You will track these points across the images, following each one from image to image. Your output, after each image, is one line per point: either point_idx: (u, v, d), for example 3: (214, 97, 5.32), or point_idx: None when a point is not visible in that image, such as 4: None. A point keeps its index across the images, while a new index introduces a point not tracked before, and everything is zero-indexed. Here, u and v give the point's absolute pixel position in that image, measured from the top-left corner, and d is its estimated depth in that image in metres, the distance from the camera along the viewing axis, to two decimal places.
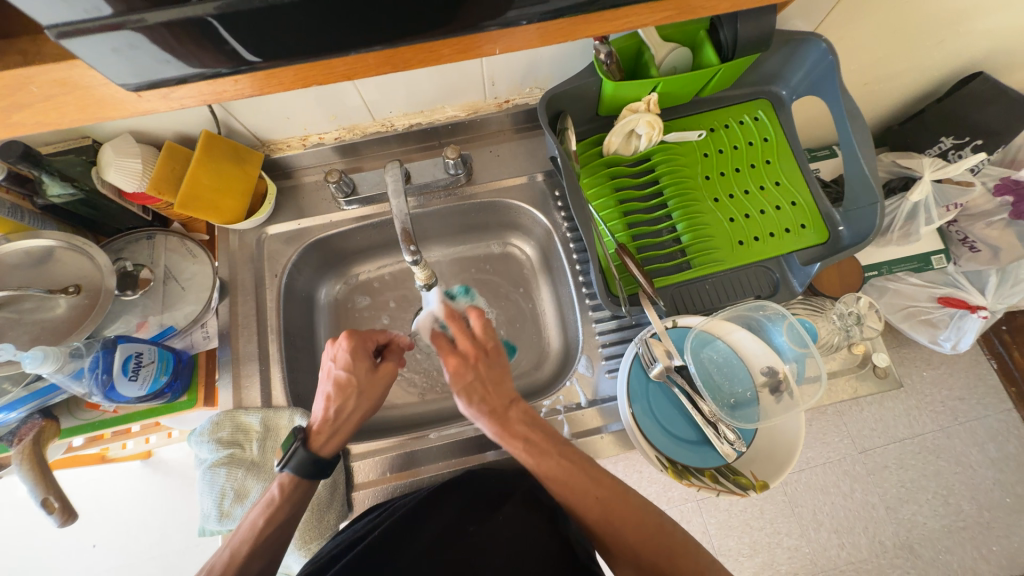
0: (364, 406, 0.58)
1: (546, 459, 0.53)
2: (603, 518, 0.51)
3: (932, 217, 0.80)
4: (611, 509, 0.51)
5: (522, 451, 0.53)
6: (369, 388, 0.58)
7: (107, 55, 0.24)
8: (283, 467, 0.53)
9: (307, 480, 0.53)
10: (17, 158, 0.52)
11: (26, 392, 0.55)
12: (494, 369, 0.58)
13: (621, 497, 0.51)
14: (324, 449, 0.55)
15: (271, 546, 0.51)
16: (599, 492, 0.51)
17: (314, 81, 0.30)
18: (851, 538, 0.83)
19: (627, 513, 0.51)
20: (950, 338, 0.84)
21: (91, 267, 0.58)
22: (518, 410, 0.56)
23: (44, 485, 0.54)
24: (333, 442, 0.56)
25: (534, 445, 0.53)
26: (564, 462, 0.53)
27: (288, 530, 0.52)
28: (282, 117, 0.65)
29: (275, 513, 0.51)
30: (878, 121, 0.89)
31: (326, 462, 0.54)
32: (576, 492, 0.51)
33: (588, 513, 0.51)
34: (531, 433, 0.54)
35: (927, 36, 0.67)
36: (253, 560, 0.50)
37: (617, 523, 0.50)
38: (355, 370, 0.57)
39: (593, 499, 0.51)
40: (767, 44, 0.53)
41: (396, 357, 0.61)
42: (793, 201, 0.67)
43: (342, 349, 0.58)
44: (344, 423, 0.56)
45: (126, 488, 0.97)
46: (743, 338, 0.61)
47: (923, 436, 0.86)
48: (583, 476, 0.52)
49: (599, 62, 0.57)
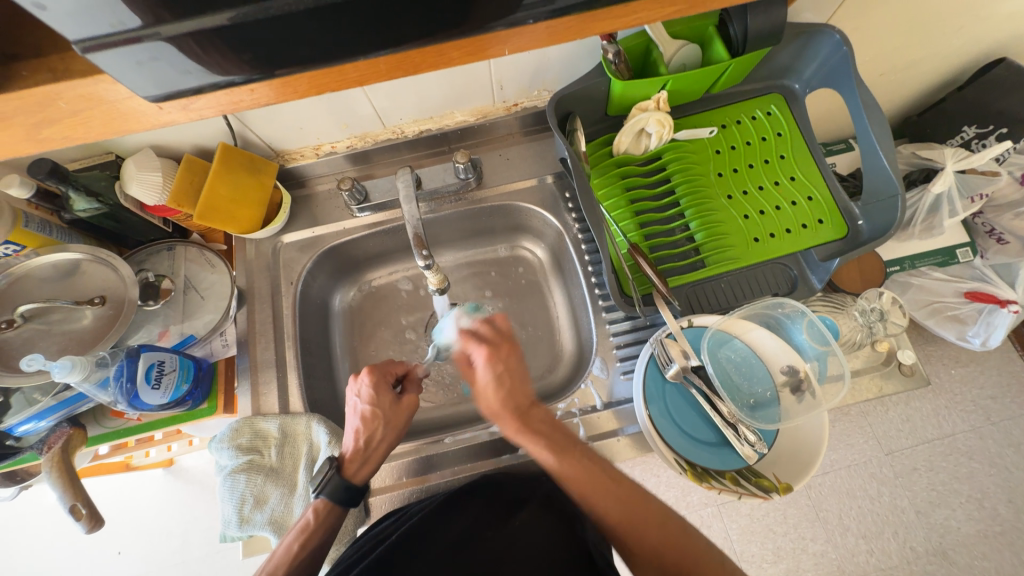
0: (393, 435, 0.58)
1: (568, 459, 0.52)
2: (626, 522, 0.49)
3: (956, 209, 0.79)
4: (631, 506, 0.50)
5: (543, 449, 0.53)
6: (396, 417, 0.58)
7: (130, 68, 0.25)
8: (320, 492, 0.54)
9: (342, 506, 0.54)
10: (45, 174, 0.53)
11: (55, 401, 0.57)
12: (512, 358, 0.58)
13: (641, 498, 0.51)
14: (361, 475, 0.56)
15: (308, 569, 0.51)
16: (621, 493, 0.51)
17: (327, 88, 0.31)
18: (880, 543, 0.80)
19: (648, 514, 0.50)
20: (979, 334, 0.81)
21: (115, 278, 0.60)
22: (540, 411, 0.56)
23: (73, 492, 0.56)
24: (365, 470, 0.56)
25: (556, 443, 0.53)
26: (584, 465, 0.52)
27: (324, 552, 0.52)
28: (295, 127, 0.66)
29: (307, 540, 0.52)
30: (894, 113, 0.87)
31: (359, 489, 0.55)
32: (601, 493, 0.50)
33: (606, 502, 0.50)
34: (553, 433, 0.54)
35: (947, 24, 0.65)
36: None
37: (639, 527, 0.49)
38: (379, 402, 0.58)
39: (614, 498, 0.50)
40: (779, 37, 0.52)
41: (416, 388, 0.62)
42: (809, 195, 0.65)
43: (365, 385, 0.59)
44: (375, 452, 0.57)
45: (149, 495, 0.99)
46: (762, 337, 0.60)
47: (952, 437, 0.83)
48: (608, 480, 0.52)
49: (608, 63, 0.57)
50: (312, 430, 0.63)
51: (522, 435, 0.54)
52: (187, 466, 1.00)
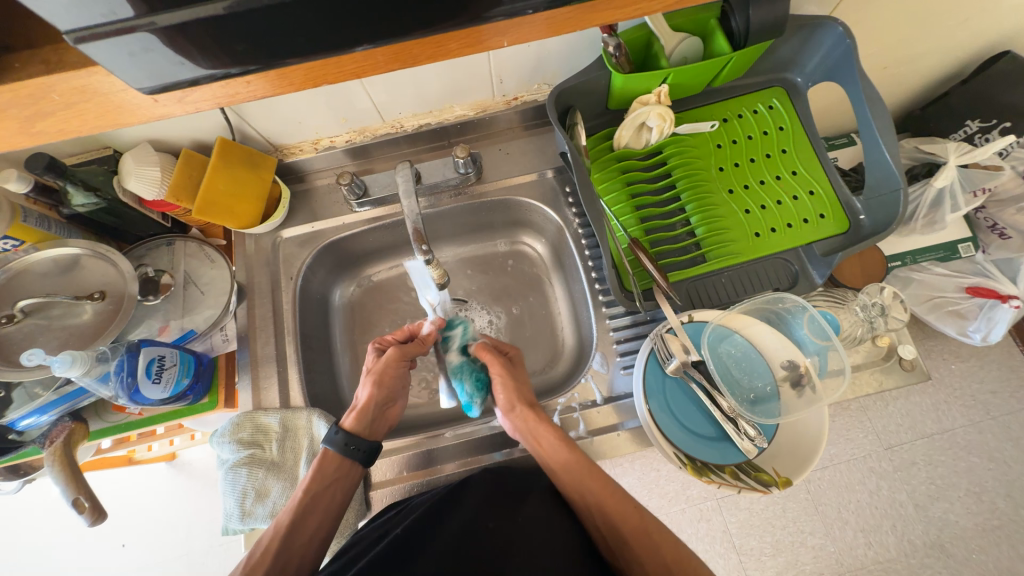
0: (372, 385, 0.60)
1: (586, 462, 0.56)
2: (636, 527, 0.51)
3: (958, 203, 0.78)
4: (649, 535, 0.51)
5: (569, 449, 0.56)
6: (374, 367, 0.61)
7: (124, 60, 0.24)
8: (323, 443, 0.57)
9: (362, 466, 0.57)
10: (43, 169, 0.53)
11: (55, 396, 0.57)
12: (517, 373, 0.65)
13: (661, 526, 0.51)
14: (357, 429, 0.59)
15: (317, 513, 0.54)
16: (632, 506, 0.53)
17: (323, 81, 0.31)
18: (878, 537, 0.80)
19: (667, 542, 0.50)
20: (981, 329, 0.81)
21: (114, 273, 0.60)
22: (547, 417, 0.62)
23: (74, 486, 0.56)
24: (350, 415, 0.59)
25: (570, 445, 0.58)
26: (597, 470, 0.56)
27: (331, 503, 0.55)
28: (294, 121, 0.66)
29: (309, 488, 0.55)
30: (897, 106, 0.86)
31: (353, 436, 0.57)
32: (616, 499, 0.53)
33: (625, 528, 0.51)
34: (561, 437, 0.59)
35: (951, 16, 0.64)
36: (297, 537, 0.53)
37: (646, 536, 0.51)
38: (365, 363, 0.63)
39: (630, 508, 0.53)
40: (782, 29, 0.51)
41: (413, 348, 0.63)
42: (811, 189, 0.65)
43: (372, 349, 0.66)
44: (360, 399, 0.60)
45: (150, 489, 0.99)
46: (761, 332, 0.60)
47: (952, 432, 0.83)
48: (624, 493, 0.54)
49: (608, 55, 0.56)
50: (313, 424, 0.64)
51: (548, 428, 0.58)
52: (188, 460, 1.00)
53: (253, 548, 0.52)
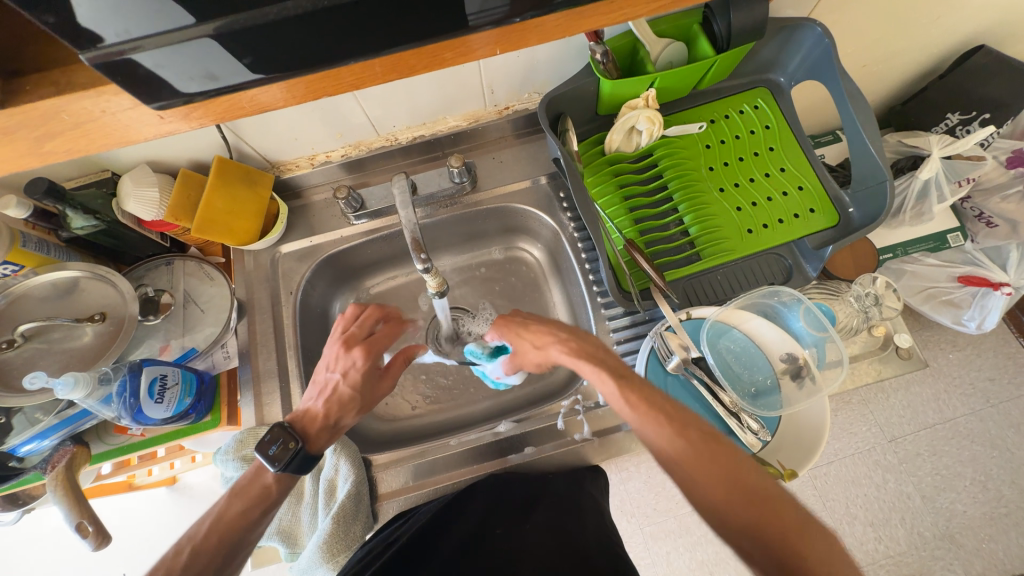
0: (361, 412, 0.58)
1: (626, 383, 0.48)
2: (695, 453, 0.43)
3: (944, 194, 0.79)
4: (707, 456, 0.43)
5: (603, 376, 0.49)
6: (371, 397, 0.59)
7: (137, 76, 0.25)
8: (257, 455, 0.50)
9: (298, 475, 0.52)
10: (42, 194, 0.54)
11: (57, 420, 0.57)
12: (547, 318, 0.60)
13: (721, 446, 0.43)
14: (319, 446, 0.54)
15: (238, 529, 0.48)
16: (685, 426, 0.45)
17: (324, 93, 0.32)
18: (888, 531, 0.80)
19: (724, 460, 0.42)
20: (975, 317, 0.82)
21: (114, 295, 0.60)
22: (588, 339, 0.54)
23: (79, 510, 0.56)
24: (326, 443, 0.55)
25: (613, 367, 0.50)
26: (644, 387, 0.49)
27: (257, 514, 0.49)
28: (290, 138, 0.67)
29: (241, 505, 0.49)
30: (878, 103, 0.88)
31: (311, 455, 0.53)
32: (663, 417, 0.45)
33: (672, 450, 0.44)
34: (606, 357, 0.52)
35: (925, 14, 0.66)
36: (236, 543, 0.47)
37: (706, 462, 0.42)
38: (348, 375, 0.58)
39: (684, 428, 0.44)
40: (762, 32, 0.53)
41: (398, 371, 0.63)
42: (800, 185, 0.66)
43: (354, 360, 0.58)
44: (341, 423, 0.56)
45: (152, 514, 0.98)
46: (760, 326, 0.61)
47: (954, 421, 0.84)
48: (673, 410, 0.46)
49: (596, 62, 0.58)
50: None
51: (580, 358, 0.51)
52: (189, 483, 0.99)
53: (180, 544, 0.46)
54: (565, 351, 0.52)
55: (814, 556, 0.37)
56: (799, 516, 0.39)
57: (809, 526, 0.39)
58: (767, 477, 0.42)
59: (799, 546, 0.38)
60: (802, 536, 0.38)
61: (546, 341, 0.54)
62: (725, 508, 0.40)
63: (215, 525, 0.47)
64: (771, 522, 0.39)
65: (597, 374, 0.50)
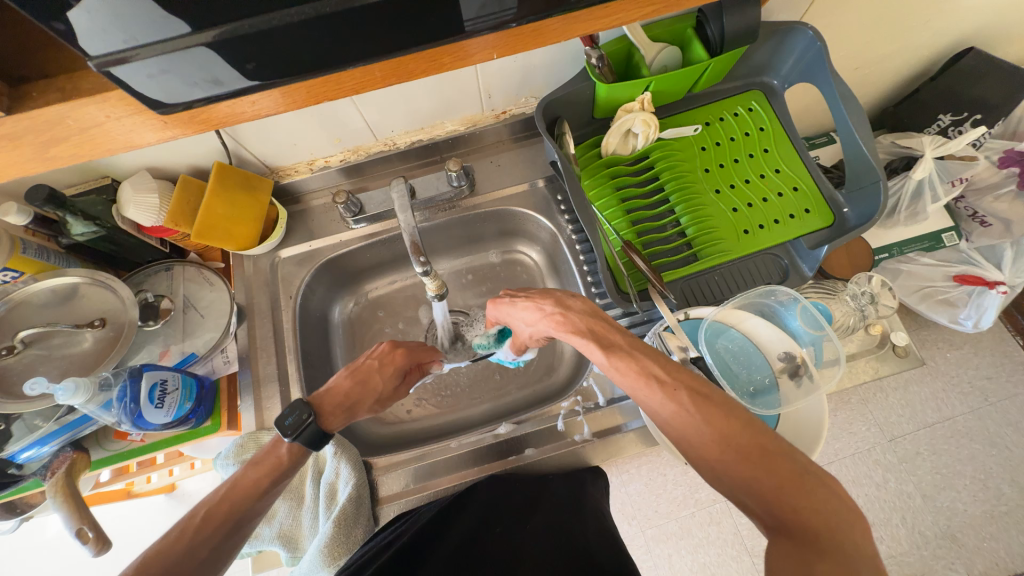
0: (371, 409, 0.59)
1: (614, 352, 0.47)
2: (684, 416, 0.42)
3: (938, 194, 0.80)
4: (696, 418, 0.41)
5: (590, 346, 0.48)
6: (387, 397, 0.60)
7: (141, 82, 0.26)
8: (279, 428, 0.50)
9: (310, 450, 0.51)
10: (43, 201, 0.54)
11: (57, 426, 0.57)
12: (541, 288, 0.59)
13: (711, 406, 0.41)
14: (332, 424, 0.53)
15: (250, 500, 0.46)
16: (673, 388, 0.43)
17: (324, 98, 0.32)
18: (889, 530, 0.80)
19: (717, 417, 0.41)
20: (971, 316, 0.83)
21: (114, 301, 0.60)
22: (578, 307, 0.53)
23: (78, 515, 0.55)
24: (338, 423, 0.54)
25: (601, 335, 0.49)
26: (634, 352, 0.47)
27: (272, 487, 0.47)
28: (289, 143, 0.68)
29: (260, 478, 0.47)
30: (870, 105, 0.89)
31: (326, 434, 0.52)
32: (652, 382, 0.44)
33: (666, 410, 0.43)
34: (595, 324, 0.51)
35: (915, 17, 0.67)
36: (247, 515, 0.46)
37: (697, 424, 0.41)
38: (384, 369, 0.60)
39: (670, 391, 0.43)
40: (755, 35, 0.54)
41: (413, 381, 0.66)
42: (794, 185, 0.67)
43: (390, 360, 0.61)
44: (354, 411, 0.57)
45: (152, 522, 0.98)
46: (758, 325, 0.62)
47: (952, 420, 0.84)
48: (663, 372, 0.45)
49: (591, 67, 0.59)
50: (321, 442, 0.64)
51: (569, 333, 0.51)
52: (188, 491, 0.98)
53: (196, 506, 0.44)
54: (555, 325, 0.51)
55: (815, 510, 0.36)
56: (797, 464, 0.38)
57: (810, 479, 0.37)
58: (764, 432, 0.40)
59: (799, 501, 0.36)
60: (801, 488, 0.37)
61: (536, 316, 0.54)
62: (721, 466, 0.40)
63: (229, 492, 0.46)
64: (766, 479, 0.38)
65: (585, 345, 0.49)
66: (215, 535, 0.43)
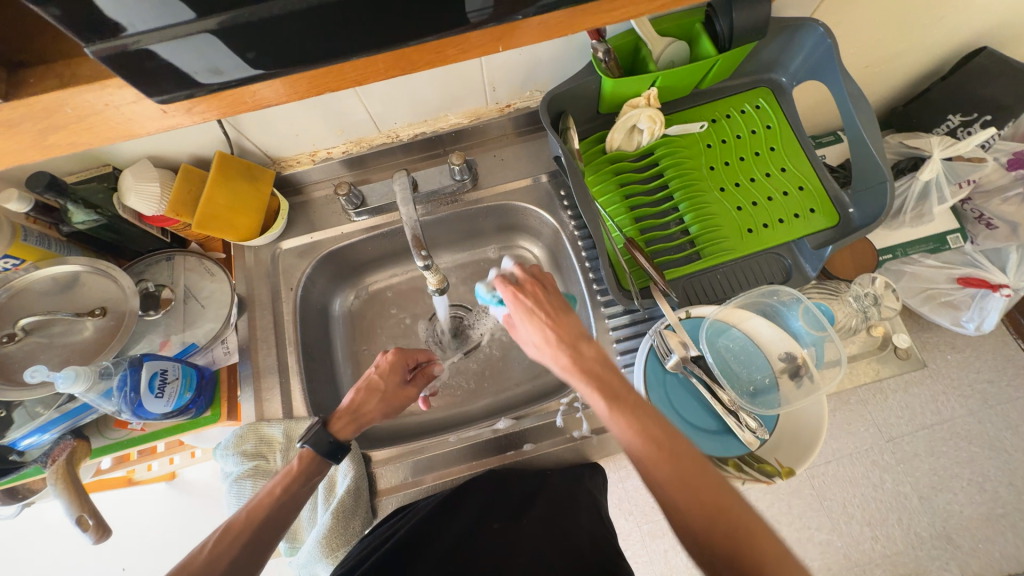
0: (378, 408, 0.59)
1: (617, 404, 0.45)
2: (672, 476, 0.40)
3: (945, 196, 0.80)
4: (685, 480, 0.40)
5: (592, 393, 0.46)
6: (392, 396, 0.60)
7: (140, 69, 0.25)
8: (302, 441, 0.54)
9: (323, 455, 0.53)
10: (43, 188, 0.54)
11: (57, 414, 0.57)
12: (559, 300, 0.53)
13: (701, 469, 0.41)
14: (344, 433, 0.56)
15: (280, 514, 0.49)
16: (668, 448, 0.42)
17: (326, 88, 0.32)
18: (885, 530, 0.80)
19: (708, 487, 0.40)
20: (974, 319, 0.82)
21: (115, 290, 0.60)
22: (591, 346, 0.49)
23: (79, 503, 0.56)
24: (349, 428, 0.56)
25: (607, 385, 0.46)
26: (637, 410, 0.44)
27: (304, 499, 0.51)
28: (291, 134, 0.67)
29: (288, 485, 0.51)
30: (879, 104, 0.88)
31: (341, 444, 0.55)
32: (651, 444, 0.42)
33: (658, 473, 0.41)
34: (604, 372, 0.47)
35: (927, 15, 0.66)
36: (268, 529, 0.48)
37: (686, 486, 0.40)
38: (381, 367, 0.61)
39: (662, 450, 0.42)
40: (764, 30, 0.53)
41: (422, 382, 0.64)
42: (800, 185, 0.66)
43: (384, 360, 0.62)
44: (363, 416, 0.58)
45: (152, 509, 0.98)
46: (759, 325, 0.61)
47: (952, 422, 0.84)
48: (663, 434, 0.43)
49: (597, 60, 0.58)
50: None
51: (572, 373, 0.48)
52: (189, 479, 0.99)
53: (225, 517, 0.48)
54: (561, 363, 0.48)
55: None
56: (778, 545, 0.37)
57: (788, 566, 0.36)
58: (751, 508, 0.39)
59: None
60: (784, 571, 0.36)
61: (543, 343, 0.50)
62: (702, 538, 0.38)
63: (256, 506, 0.49)
64: (747, 559, 0.36)
65: (587, 392, 0.47)
66: (235, 544, 0.46)
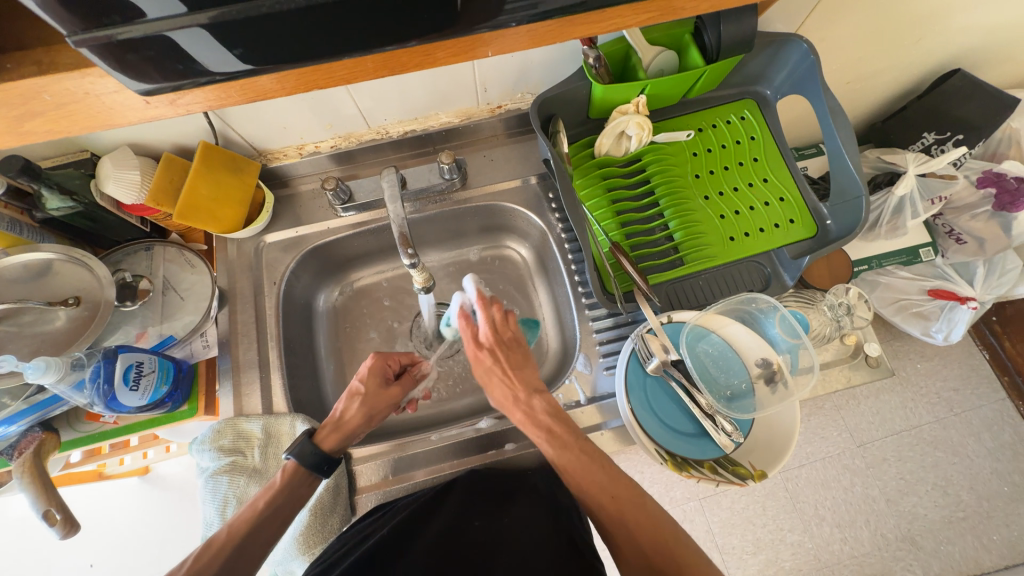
0: (360, 414, 0.59)
1: (567, 457, 0.51)
2: (617, 518, 0.47)
3: (918, 210, 0.82)
4: (625, 527, 0.47)
5: (546, 446, 0.52)
6: (376, 400, 0.60)
7: (124, 61, 0.25)
8: (288, 454, 0.54)
9: (311, 471, 0.54)
10: (16, 172, 0.53)
11: (25, 405, 0.55)
12: (516, 355, 0.56)
13: (638, 512, 0.47)
14: (329, 445, 0.56)
15: (269, 528, 0.50)
16: (614, 490, 0.49)
17: (314, 86, 0.32)
18: (853, 532, 0.83)
19: (644, 526, 0.47)
20: (942, 329, 0.86)
21: (90, 279, 0.58)
22: (542, 399, 0.54)
23: (46, 498, 0.54)
24: (334, 438, 0.57)
25: (556, 438, 0.52)
26: (583, 461, 0.50)
27: (289, 512, 0.52)
28: (278, 126, 0.66)
29: (272, 498, 0.51)
30: (859, 120, 0.91)
31: (327, 457, 0.55)
32: (597, 493, 0.49)
33: (605, 513, 0.48)
34: (554, 424, 0.53)
35: (906, 36, 0.69)
36: (253, 545, 0.48)
37: (630, 530, 0.47)
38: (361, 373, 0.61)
39: (607, 496, 0.48)
40: (750, 44, 0.54)
41: (407, 384, 0.64)
42: (781, 196, 0.68)
43: (363, 366, 0.62)
44: (348, 424, 0.58)
45: (123, 504, 0.96)
46: (737, 331, 0.62)
47: (920, 428, 0.87)
48: (607, 478, 0.49)
49: (589, 66, 0.59)
50: (296, 429, 0.63)
51: (527, 426, 0.54)
52: (162, 474, 0.97)
53: (212, 534, 0.48)
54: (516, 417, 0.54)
55: None
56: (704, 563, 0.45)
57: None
58: (682, 537, 0.47)
59: None
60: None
61: (503, 400, 0.55)
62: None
63: (238, 525, 0.49)
64: None
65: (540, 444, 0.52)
66: (219, 557, 0.47)
